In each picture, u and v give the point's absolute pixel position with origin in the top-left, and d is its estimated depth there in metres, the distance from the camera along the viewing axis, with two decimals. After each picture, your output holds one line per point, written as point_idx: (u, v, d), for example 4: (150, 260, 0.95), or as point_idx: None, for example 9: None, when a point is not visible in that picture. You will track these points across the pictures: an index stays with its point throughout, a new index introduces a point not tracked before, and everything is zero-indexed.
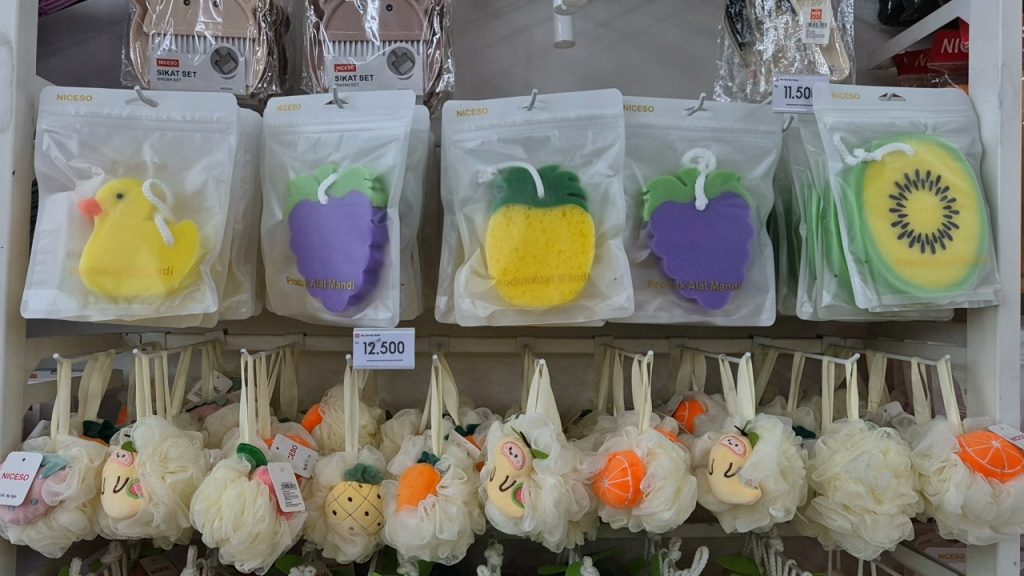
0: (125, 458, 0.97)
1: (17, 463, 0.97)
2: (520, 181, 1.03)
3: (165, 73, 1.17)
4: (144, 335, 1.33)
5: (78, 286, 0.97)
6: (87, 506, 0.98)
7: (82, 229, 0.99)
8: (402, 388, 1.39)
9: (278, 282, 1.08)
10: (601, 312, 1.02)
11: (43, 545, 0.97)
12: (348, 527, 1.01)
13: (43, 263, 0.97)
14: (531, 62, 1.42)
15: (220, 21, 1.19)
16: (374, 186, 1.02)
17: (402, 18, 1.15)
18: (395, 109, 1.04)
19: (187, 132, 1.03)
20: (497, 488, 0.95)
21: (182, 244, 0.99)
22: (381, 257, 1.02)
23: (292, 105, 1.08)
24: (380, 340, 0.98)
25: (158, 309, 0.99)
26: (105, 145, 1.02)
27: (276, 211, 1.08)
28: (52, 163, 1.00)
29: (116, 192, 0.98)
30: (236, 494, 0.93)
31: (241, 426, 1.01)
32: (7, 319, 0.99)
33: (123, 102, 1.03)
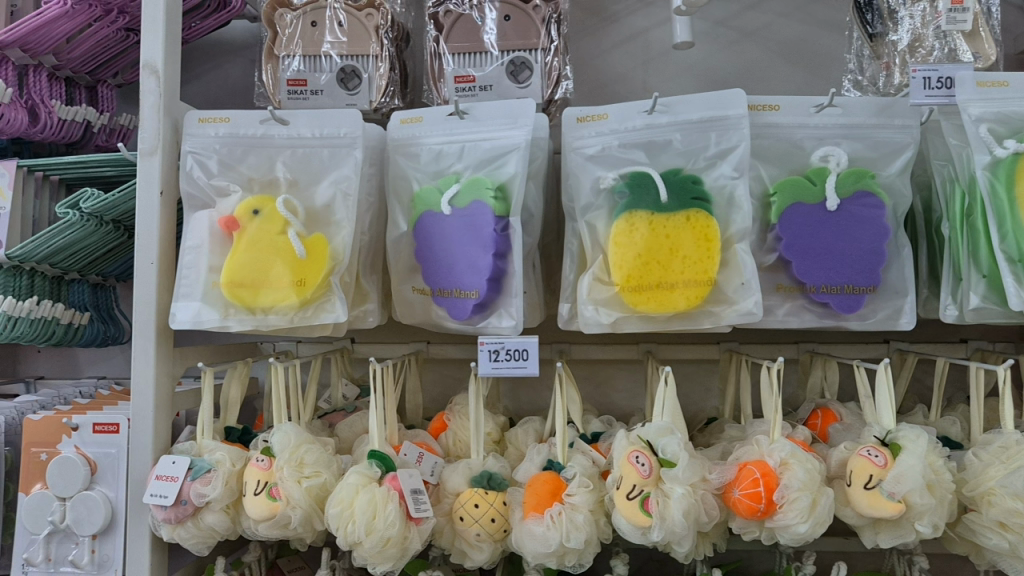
0: (264, 462, 1.01)
1: (168, 465, 1.03)
2: (642, 186, 1.02)
3: (295, 92, 1.22)
4: (277, 345, 1.39)
5: (220, 298, 1.02)
6: (231, 508, 1.03)
7: (222, 244, 1.04)
8: (524, 395, 1.40)
9: (404, 292, 1.11)
10: (727, 318, 0.99)
11: (192, 544, 1.02)
12: (475, 534, 1.02)
13: (188, 277, 1.04)
14: (648, 66, 1.40)
15: (345, 40, 1.23)
16: (497, 196, 1.03)
17: (520, 28, 1.16)
18: (516, 118, 1.04)
19: (316, 149, 1.07)
20: (622, 496, 0.94)
21: (314, 257, 1.02)
22: (504, 266, 1.03)
23: (414, 118, 1.10)
24: (504, 347, 0.99)
25: (291, 320, 1.02)
26: (242, 163, 1.07)
27: (401, 222, 1.11)
28: (195, 183, 1.06)
29: (252, 209, 1.03)
30: (367, 499, 0.96)
31: (371, 433, 1.04)
32: (157, 330, 1.06)
33: (258, 122, 1.08)
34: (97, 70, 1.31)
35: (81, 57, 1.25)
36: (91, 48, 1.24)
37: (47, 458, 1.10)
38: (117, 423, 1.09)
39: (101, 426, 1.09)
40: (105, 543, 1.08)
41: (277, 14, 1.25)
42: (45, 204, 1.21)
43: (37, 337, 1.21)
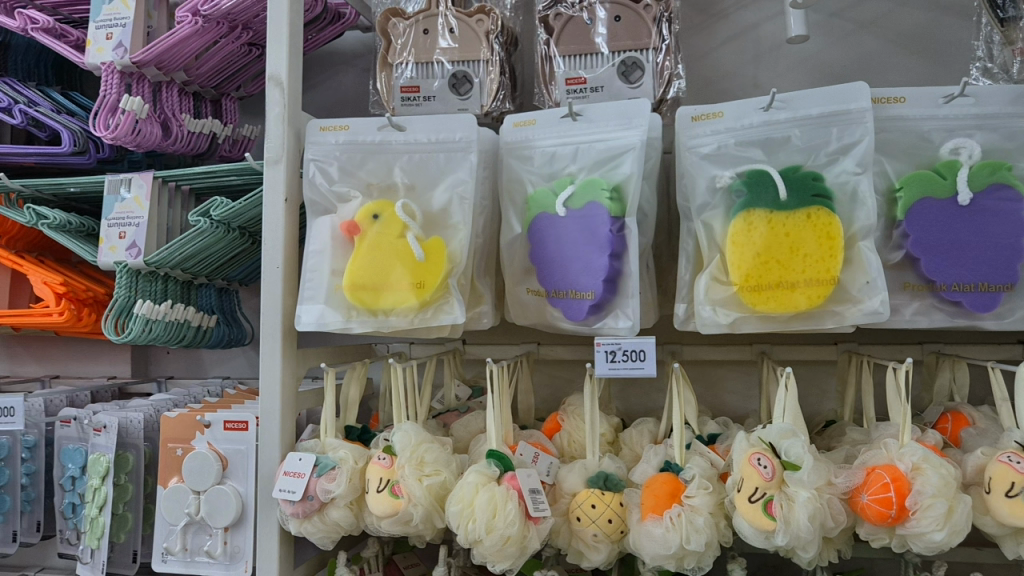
0: (386, 461, 1.04)
1: (295, 462, 1.07)
2: (761, 184, 1.00)
3: (408, 99, 1.25)
4: (391, 346, 1.42)
5: (343, 301, 1.06)
6: (354, 504, 1.06)
7: (343, 248, 1.08)
8: (634, 396, 1.40)
9: (519, 294, 1.13)
10: (851, 318, 0.96)
11: (318, 538, 1.06)
12: (592, 534, 1.02)
13: (311, 280, 1.07)
14: (758, 61, 1.37)
15: (457, 46, 1.25)
16: (612, 197, 1.04)
17: (631, 28, 1.16)
18: (630, 118, 1.05)
19: (432, 154, 1.09)
20: (744, 499, 0.92)
21: (431, 259, 1.04)
22: (620, 267, 1.04)
23: (527, 121, 1.12)
24: (621, 348, 1.00)
25: (411, 322, 1.05)
26: (361, 169, 1.10)
27: (515, 224, 1.13)
28: (317, 189, 1.10)
29: (372, 213, 1.06)
30: (487, 498, 0.98)
31: (490, 432, 1.05)
32: (283, 331, 1.10)
33: (375, 129, 1.11)
34: (222, 83, 1.37)
35: (208, 72, 1.32)
36: (217, 63, 1.31)
37: (182, 453, 1.17)
38: (246, 420, 1.14)
39: (231, 423, 1.15)
40: (236, 535, 1.13)
41: (391, 23, 1.29)
42: (177, 213, 1.27)
43: (170, 338, 1.28)
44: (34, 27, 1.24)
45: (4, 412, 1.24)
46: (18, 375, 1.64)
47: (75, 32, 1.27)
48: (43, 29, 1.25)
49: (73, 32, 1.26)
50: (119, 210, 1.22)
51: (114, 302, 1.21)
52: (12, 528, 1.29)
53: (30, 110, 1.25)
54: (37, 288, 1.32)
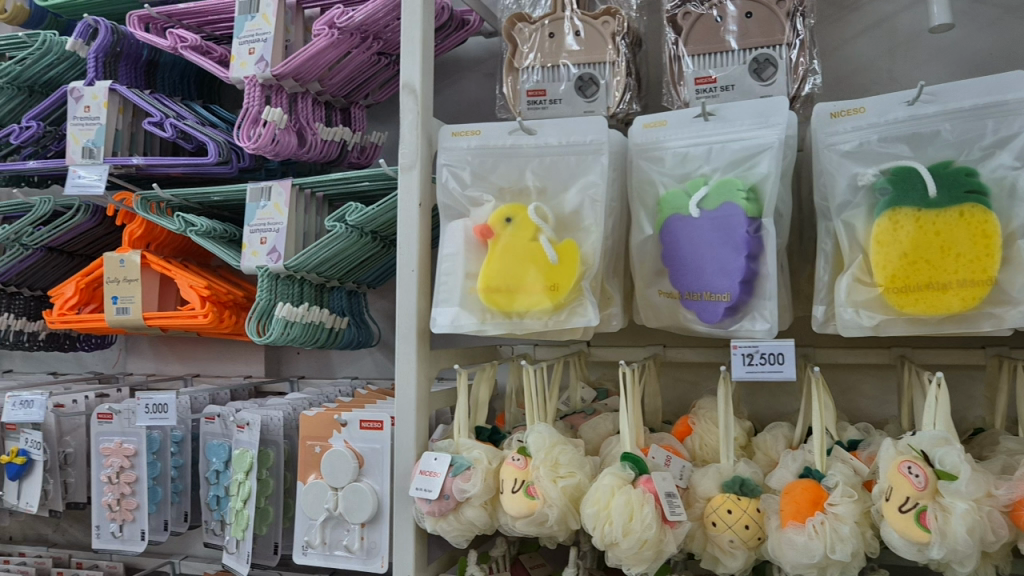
0: (520, 461, 1.06)
1: (431, 461, 1.10)
2: (907, 181, 0.96)
3: (535, 103, 1.26)
4: (516, 348, 1.45)
5: (477, 304, 1.08)
6: (488, 504, 1.08)
7: (476, 251, 1.10)
8: (762, 400, 1.36)
9: (650, 296, 1.13)
10: (1010, 320, 0.91)
11: (453, 536, 1.08)
12: (728, 540, 1.00)
13: (446, 283, 1.10)
14: (895, 53, 1.32)
15: (583, 49, 1.26)
16: (748, 197, 1.03)
17: (763, 24, 1.14)
18: (767, 117, 1.03)
19: (563, 156, 1.09)
20: (893, 508, 0.89)
21: (565, 262, 1.05)
22: (756, 268, 1.02)
23: (658, 122, 1.11)
24: (759, 351, 0.98)
25: (546, 324, 1.06)
26: (493, 173, 1.12)
27: (646, 226, 1.12)
28: (451, 194, 1.13)
29: (505, 216, 1.08)
30: (623, 501, 0.98)
31: (624, 434, 1.06)
32: (418, 333, 1.13)
33: (506, 133, 1.12)
34: (352, 92, 1.42)
35: (340, 82, 1.37)
36: (349, 73, 1.36)
37: (321, 451, 1.22)
38: (381, 420, 1.18)
39: (367, 422, 1.19)
40: (372, 530, 1.17)
41: (517, 28, 1.30)
42: (312, 218, 1.32)
43: (306, 340, 1.32)
44: (183, 45, 1.31)
45: (158, 409, 1.31)
46: (163, 373, 1.74)
47: (219, 48, 1.35)
48: (191, 47, 1.32)
49: (217, 48, 1.34)
50: (261, 217, 1.28)
51: (257, 305, 1.26)
52: (163, 518, 1.38)
53: (180, 124, 1.33)
54: (184, 292, 1.40)
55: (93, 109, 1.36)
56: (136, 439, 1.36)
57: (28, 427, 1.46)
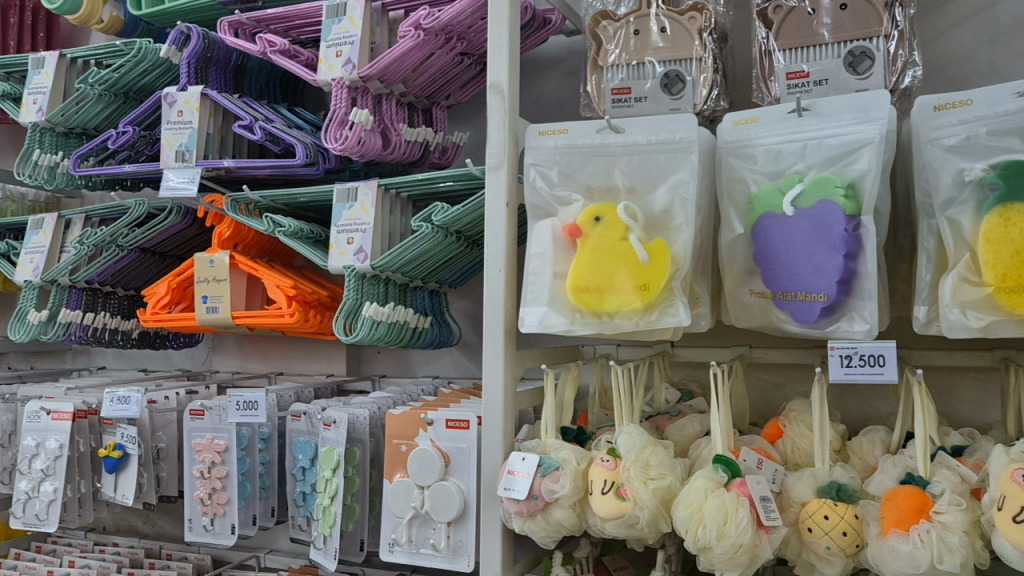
0: (610, 463, 1.05)
1: (519, 461, 1.10)
2: (1018, 176, 0.92)
3: (620, 101, 1.25)
4: (597, 348, 1.45)
5: (566, 304, 1.09)
6: (577, 505, 1.07)
7: (565, 251, 1.10)
8: (853, 402, 1.33)
9: (740, 295, 1.11)
10: None
11: (541, 537, 1.08)
12: (825, 547, 0.97)
13: (535, 283, 1.11)
14: (996, 43, 1.27)
15: (669, 45, 1.24)
16: (847, 195, 0.99)
17: (859, 16, 1.11)
18: (866, 111, 1.00)
19: (652, 155, 1.08)
20: (1005, 518, 0.85)
21: (656, 261, 1.04)
22: (855, 267, 0.99)
23: (749, 119, 1.09)
24: (858, 353, 0.96)
25: (637, 324, 1.06)
26: (581, 173, 1.12)
27: (736, 225, 1.10)
28: (539, 194, 1.14)
29: (594, 216, 1.07)
30: (717, 504, 0.96)
31: (716, 437, 1.04)
32: (505, 333, 1.14)
33: (594, 132, 1.12)
34: (434, 93, 1.43)
35: (424, 83, 1.38)
36: (433, 74, 1.37)
37: (407, 449, 1.23)
38: (468, 419, 1.19)
39: (453, 422, 1.20)
40: (459, 530, 1.18)
41: (601, 26, 1.29)
42: (397, 218, 1.33)
43: (390, 339, 1.33)
44: (272, 49, 1.34)
45: (249, 406, 1.34)
46: (248, 372, 1.78)
47: (306, 52, 1.37)
48: (280, 51, 1.35)
49: (304, 52, 1.36)
50: (348, 217, 1.30)
51: (344, 304, 1.27)
52: (252, 512, 1.41)
53: (269, 126, 1.36)
54: (271, 292, 1.43)
55: (186, 113, 1.40)
56: (226, 435, 1.39)
57: (124, 422, 1.51)
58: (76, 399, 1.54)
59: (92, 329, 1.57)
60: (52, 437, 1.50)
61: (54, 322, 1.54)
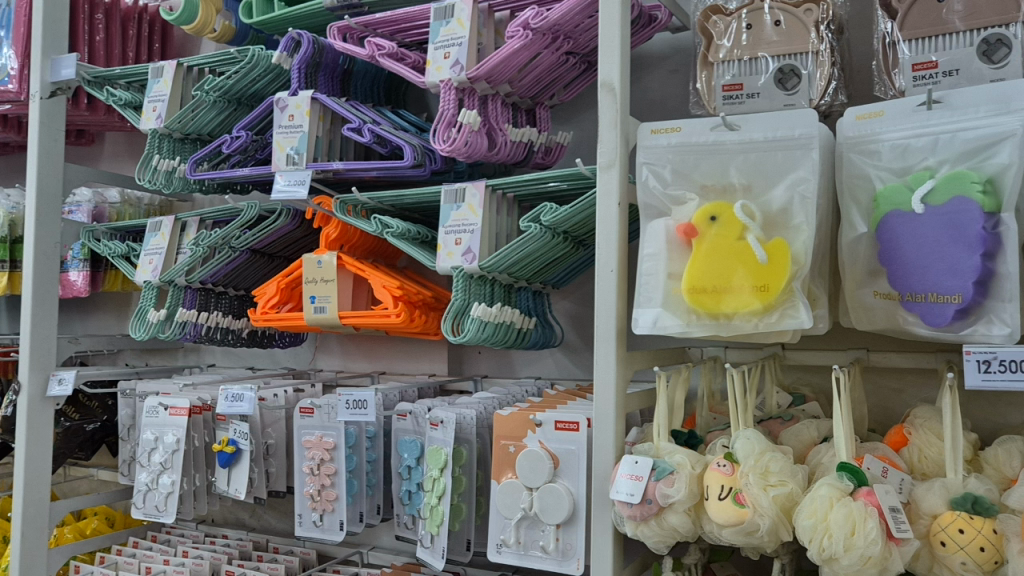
0: (727, 468, 1.03)
1: (631, 465, 1.08)
2: None
3: (731, 97, 1.22)
4: (705, 350, 1.43)
5: (681, 305, 1.07)
6: (692, 510, 1.05)
7: (680, 252, 1.08)
8: (980, 410, 1.26)
9: (862, 297, 1.06)
10: None
11: (654, 542, 1.06)
12: (960, 562, 0.92)
13: (648, 283, 1.10)
14: None
15: (784, 38, 1.20)
16: (985, 191, 0.94)
17: (995, 2, 1.05)
18: (1005, 103, 0.95)
19: (770, 152, 1.05)
20: None
21: (774, 263, 1.01)
22: (993, 268, 0.94)
23: (873, 113, 1.04)
24: (997, 358, 0.91)
25: (756, 325, 1.03)
26: (695, 171, 1.09)
27: (858, 224, 1.05)
28: (652, 193, 1.12)
29: (709, 215, 1.05)
30: (844, 514, 0.92)
31: (840, 444, 1.00)
32: (617, 334, 1.13)
33: (708, 129, 1.09)
34: (538, 93, 1.43)
35: (529, 83, 1.38)
36: (538, 74, 1.37)
37: (515, 450, 1.23)
38: (577, 421, 1.19)
39: (563, 423, 1.20)
40: (568, 532, 1.19)
41: (711, 21, 1.26)
42: (504, 219, 1.33)
43: (496, 340, 1.34)
44: (381, 53, 1.37)
45: (358, 405, 1.36)
46: (351, 371, 1.81)
47: (413, 55, 1.38)
48: (388, 54, 1.37)
49: (411, 54, 1.38)
50: (456, 218, 1.30)
51: (453, 304, 1.29)
52: (359, 510, 1.43)
53: (377, 128, 1.38)
54: (378, 292, 1.45)
55: (297, 117, 1.43)
56: (335, 433, 1.42)
57: (237, 419, 1.55)
58: (193, 395, 1.60)
59: (206, 328, 1.62)
60: (170, 431, 1.56)
61: (171, 321, 1.61)
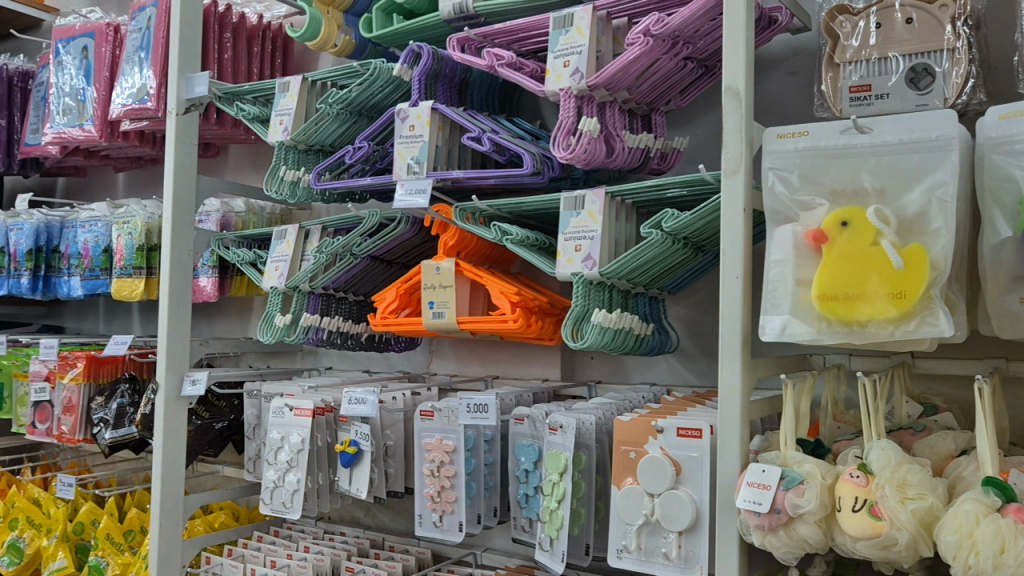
0: (861, 479, 1.00)
1: (758, 473, 1.07)
2: None
3: (858, 99, 1.19)
4: (828, 358, 1.40)
5: (811, 312, 1.05)
6: (823, 521, 1.03)
7: (809, 257, 1.06)
8: None
9: (1006, 303, 1.02)
10: None
11: (782, 553, 1.05)
12: None
13: (775, 289, 1.08)
14: None
15: (916, 36, 1.17)
16: None
17: None
18: None
19: (905, 154, 1.02)
20: None
21: (911, 268, 0.99)
22: None
23: (1018, 111, 1.00)
24: None
25: (893, 333, 1.00)
26: (825, 176, 1.07)
27: (1001, 227, 1.01)
28: (779, 198, 1.10)
29: (840, 220, 1.03)
30: (992, 531, 0.89)
31: (984, 458, 0.96)
32: (742, 341, 1.12)
33: (839, 133, 1.07)
34: (654, 99, 1.43)
35: (647, 90, 1.38)
36: (657, 80, 1.37)
37: (636, 456, 1.23)
38: (700, 428, 1.18)
39: (686, 430, 1.19)
40: (690, 540, 1.18)
41: (838, 21, 1.23)
42: (622, 225, 1.34)
43: (615, 347, 1.34)
44: (500, 62, 1.39)
45: (479, 409, 1.39)
46: (465, 375, 1.85)
47: (531, 64, 1.40)
48: (507, 64, 1.40)
49: (529, 63, 1.40)
50: (575, 225, 1.32)
51: (573, 310, 1.30)
52: (477, 511, 1.46)
53: (496, 137, 1.40)
54: (495, 298, 1.47)
55: (417, 127, 1.47)
56: (455, 436, 1.45)
57: (358, 420, 1.61)
58: (316, 397, 1.67)
59: (327, 332, 1.68)
60: (295, 431, 1.62)
61: (296, 325, 1.67)
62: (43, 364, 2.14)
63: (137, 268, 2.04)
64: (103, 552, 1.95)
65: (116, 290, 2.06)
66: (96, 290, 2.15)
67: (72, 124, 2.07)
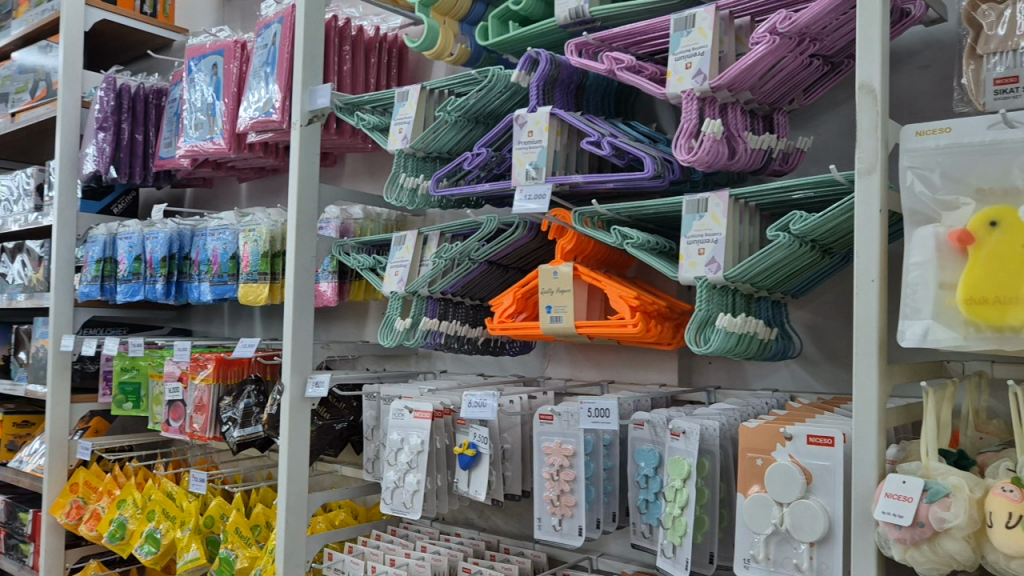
0: (1014, 494, 0.94)
1: (898, 484, 1.02)
2: None
3: (1003, 91, 1.12)
4: (968, 365, 1.33)
5: (957, 317, 1.00)
6: (971, 537, 0.98)
7: (953, 260, 1.01)
8: None
9: None
10: None
11: (926, 569, 1.00)
12: None
13: (915, 293, 1.03)
14: None
15: None
16: None
17: None
18: None
19: None
20: None
21: None
22: None
23: None
24: None
25: None
26: (970, 174, 1.02)
27: None
28: (919, 198, 1.05)
29: (989, 220, 0.98)
30: None
31: None
32: (879, 346, 1.07)
33: (985, 128, 1.01)
34: (777, 99, 1.40)
35: (770, 90, 1.35)
36: (782, 79, 1.33)
37: (763, 463, 1.20)
38: (833, 436, 1.14)
39: (816, 438, 1.15)
40: (823, 551, 1.15)
41: (980, 11, 1.19)
42: (746, 228, 1.32)
43: (739, 352, 1.32)
44: (620, 66, 1.39)
45: (600, 413, 1.39)
46: (580, 379, 1.85)
47: (651, 67, 1.39)
48: (627, 68, 1.39)
49: (648, 66, 1.39)
50: (698, 228, 1.30)
51: (696, 315, 1.28)
52: (597, 516, 1.46)
53: (616, 141, 1.40)
54: (614, 302, 1.46)
55: (536, 133, 1.48)
56: (575, 440, 1.45)
57: (476, 423, 1.63)
58: (435, 400, 1.70)
59: (445, 337, 1.71)
60: (415, 433, 1.66)
61: (415, 329, 1.71)
62: (177, 366, 2.26)
63: (262, 274, 2.13)
64: (232, 545, 2.03)
65: (244, 295, 2.15)
66: (224, 295, 2.25)
67: (203, 138, 2.18)
